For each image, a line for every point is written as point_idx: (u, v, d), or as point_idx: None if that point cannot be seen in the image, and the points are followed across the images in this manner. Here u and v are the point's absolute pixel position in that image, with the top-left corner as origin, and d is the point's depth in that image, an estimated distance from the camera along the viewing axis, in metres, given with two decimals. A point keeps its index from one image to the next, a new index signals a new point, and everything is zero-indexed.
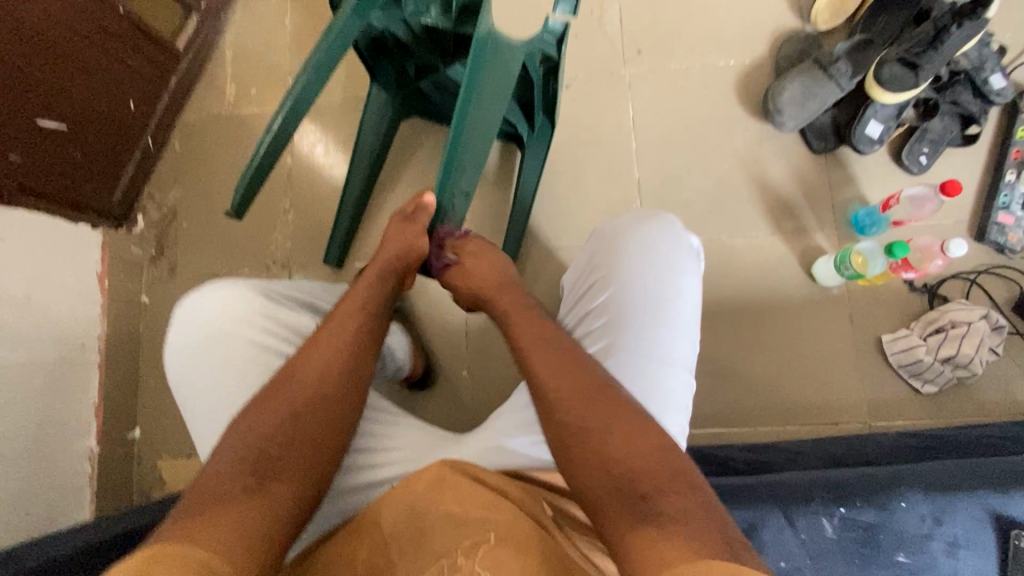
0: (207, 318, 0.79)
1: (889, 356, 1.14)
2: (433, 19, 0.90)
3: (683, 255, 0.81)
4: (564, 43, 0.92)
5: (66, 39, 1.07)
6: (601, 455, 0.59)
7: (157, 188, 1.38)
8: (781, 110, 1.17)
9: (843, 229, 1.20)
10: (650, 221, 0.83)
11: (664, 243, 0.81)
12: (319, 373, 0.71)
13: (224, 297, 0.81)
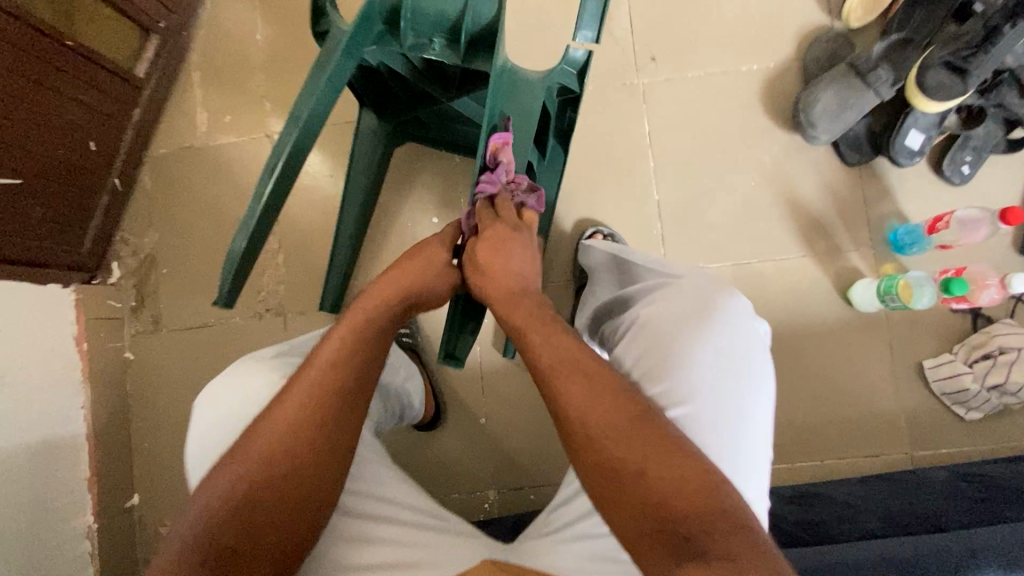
0: (232, 396, 0.70)
1: (931, 382, 1.08)
2: (437, 54, 0.76)
3: (752, 339, 0.72)
4: (587, 74, 0.81)
5: (12, 83, 0.94)
6: (639, 492, 0.58)
7: (132, 231, 1.26)
8: (815, 124, 1.09)
9: (880, 247, 1.12)
10: (713, 304, 0.72)
11: (734, 330, 0.71)
12: (280, 439, 0.62)
13: (248, 370, 0.72)
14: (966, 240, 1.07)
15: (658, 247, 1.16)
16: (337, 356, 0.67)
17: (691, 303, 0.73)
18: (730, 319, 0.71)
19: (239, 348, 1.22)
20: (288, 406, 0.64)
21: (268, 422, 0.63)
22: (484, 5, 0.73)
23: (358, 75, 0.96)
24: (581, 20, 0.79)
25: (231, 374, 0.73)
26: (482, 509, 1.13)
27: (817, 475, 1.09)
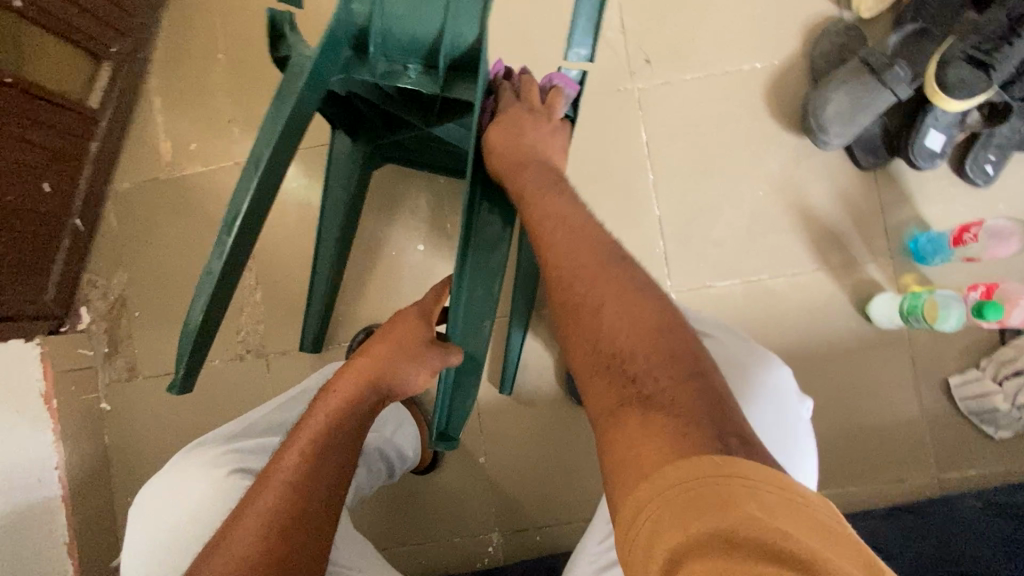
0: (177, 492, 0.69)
1: (958, 401, 1.01)
2: (412, 82, 0.69)
3: (792, 418, 0.70)
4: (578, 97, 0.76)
5: None
6: (609, 346, 0.49)
7: (99, 273, 1.18)
8: (826, 128, 1.00)
9: (899, 258, 1.04)
10: (759, 382, 0.69)
11: (776, 411, 0.68)
12: (265, 520, 0.58)
13: (191, 464, 0.71)
14: (997, 253, 0.99)
15: (661, 267, 1.09)
16: (320, 431, 0.64)
17: (735, 377, 0.69)
18: (771, 398, 0.69)
19: (220, 393, 1.14)
20: (272, 483, 0.60)
21: (250, 505, 0.59)
22: (465, 26, 0.65)
23: (330, 100, 0.87)
24: (573, 36, 0.71)
25: (173, 468, 0.72)
26: (486, 552, 1.08)
27: (838, 503, 1.03)
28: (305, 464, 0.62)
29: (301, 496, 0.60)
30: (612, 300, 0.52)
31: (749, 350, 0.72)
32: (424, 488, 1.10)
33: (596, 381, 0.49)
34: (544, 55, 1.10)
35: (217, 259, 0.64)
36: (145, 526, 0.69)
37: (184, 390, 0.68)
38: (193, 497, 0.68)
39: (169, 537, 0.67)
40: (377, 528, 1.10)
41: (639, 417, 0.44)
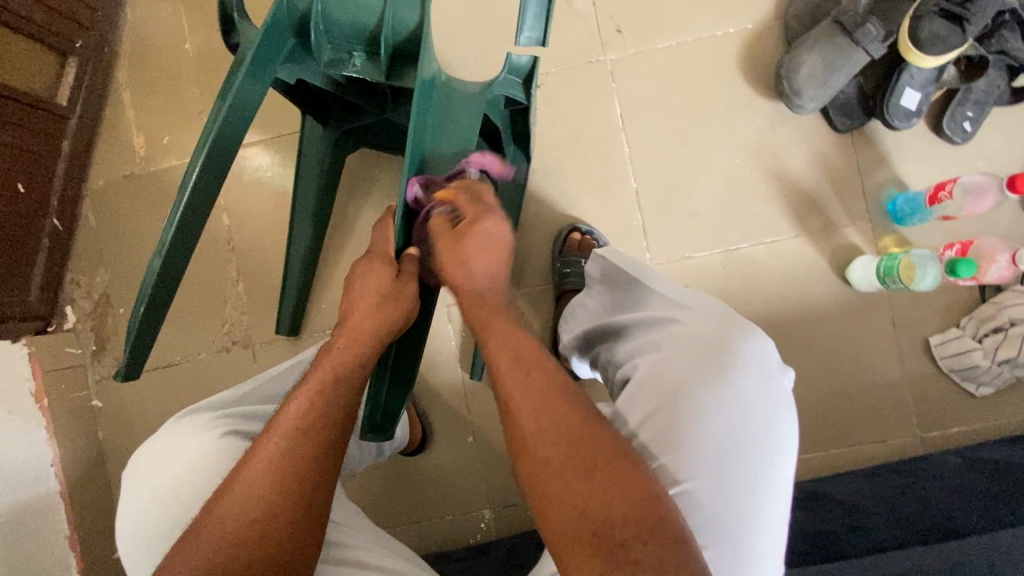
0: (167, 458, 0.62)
1: (939, 360, 1.02)
2: (358, 70, 0.68)
3: (771, 389, 0.62)
4: (533, 80, 0.74)
5: None
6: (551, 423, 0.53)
7: (81, 271, 1.18)
8: (799, 92, 0.99)
9: (878, 220, 1.04)
10: (730, 351, 0.62)
11: (752, 382, 0.61)
12: (249, 511, 0.49)
13: (183, 429, 0.64)
14: (969, 211, 0.99)
15: (641, 239, 1.08)
16: (313, 405, 0.53)
17: (703, 351, 0.63)
18: (746, 371, 0.62)
19: (208, 385, 1.15)
20: (254, 470, 0.51)
21: (229, 493, 0.50)
22: (405, 11, 0.66)
23: (291, 88, 0.87)
24: (523, 20, 0.70)
25: (164, 434, 0.65)
26: (478, 528, 1.10)
27: (822, 465, 1.05)
28: (295, 446, 0.51)
29: (290, 483, 0.51)
30: (549, 377, 0.55)
31: (722, 318, 0.65)
32: (414, 469, 1.12)
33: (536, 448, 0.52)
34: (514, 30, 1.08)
35: (159, 254, 0.63)
36: (132, 496, 0.61)
37: (132, 375, 0.68)
38: (185, 461, 0.61)
39: (159, 505, 0.59)
40: (370, 509, 1.12)
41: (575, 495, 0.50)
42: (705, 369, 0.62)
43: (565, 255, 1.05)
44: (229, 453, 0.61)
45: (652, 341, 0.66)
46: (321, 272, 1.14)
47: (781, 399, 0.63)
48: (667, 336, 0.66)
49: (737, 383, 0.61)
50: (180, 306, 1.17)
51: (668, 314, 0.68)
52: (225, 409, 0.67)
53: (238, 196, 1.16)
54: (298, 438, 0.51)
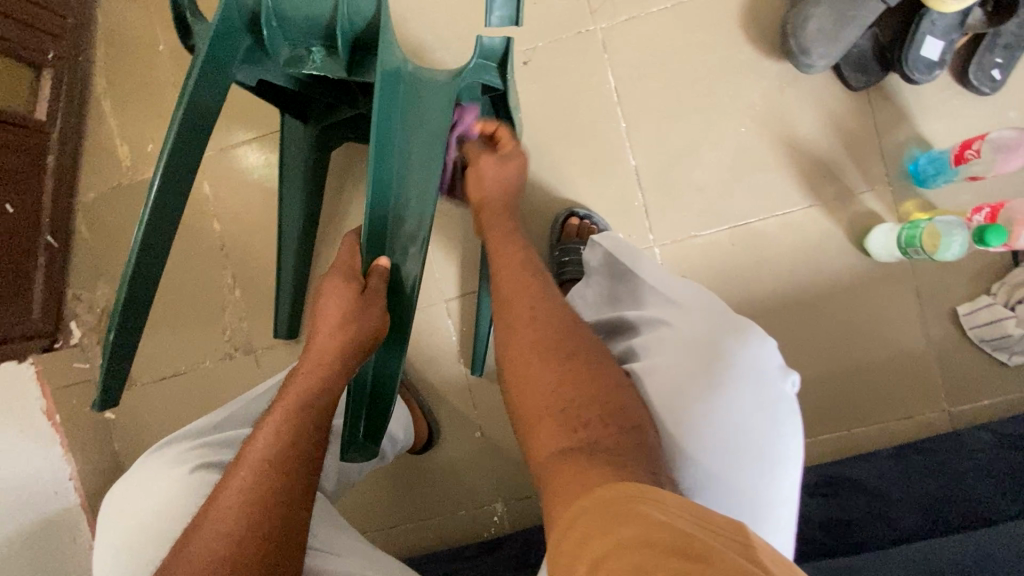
0: (141, 492, 0.61)
1: (968, 330, 0.96)
2: (318, 66, 0.64)
3: (773, 396, 0.57)
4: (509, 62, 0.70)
5: None
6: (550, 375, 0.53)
7: (82, 287, 1.18)
8: (808, 50, 0.90)
9: (898, 183, 0.97)
10: (724, 356, 0.57)
11: (752, 388, 0.56)
12: (226, 534, 0.49)
13: (156, 465, 0.63)
14: (1000, 168, 0.89)
15: (643, 221, 1.03)
16: (284, 430, 0.53)
17: (688, 343, 0.58)
18: (745, 376, 0.56)
19: (215, 393, 1.15)
20: (228, 496, 0.50)
21: (206, 524, 0.50)
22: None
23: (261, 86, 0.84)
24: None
25: (139, 470, 0.64)
26: (492, 521, 1.09)
27: (845, 445, 1.00)
28: (268, 472, 0.51)
29: (266, 505, 0.50)
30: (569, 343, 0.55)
31: (714, 318, 0.61)
32: (423, 466, 1.11)
33: (547, 426, 0.50)
34: None
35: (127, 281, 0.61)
36: (106, 539, 0.60)
37: (109, 406, 0.66)
38: (157, 499, 0.60)
39: (132, 546, 0.58)
40: (381, 507, 1.12)
41: (581, 457, 0.46)
42: (698, 376, 0.56)
43: (563, 241, 1.01)
44: (200, 484, 0.60)
45: (643, 346, 0.61)
46: (316, 273, 1.12)
47: (785, 406, 0.57)
48: (657, 341, 0.60)
49: (734, 390, 0.56)
50: (182, 315, 1.16)
51: (658, 314, 0.63)
52: (197, 438, 0.66)
53: (227, 201, 1.13)
54: (270, 466, 0.51)
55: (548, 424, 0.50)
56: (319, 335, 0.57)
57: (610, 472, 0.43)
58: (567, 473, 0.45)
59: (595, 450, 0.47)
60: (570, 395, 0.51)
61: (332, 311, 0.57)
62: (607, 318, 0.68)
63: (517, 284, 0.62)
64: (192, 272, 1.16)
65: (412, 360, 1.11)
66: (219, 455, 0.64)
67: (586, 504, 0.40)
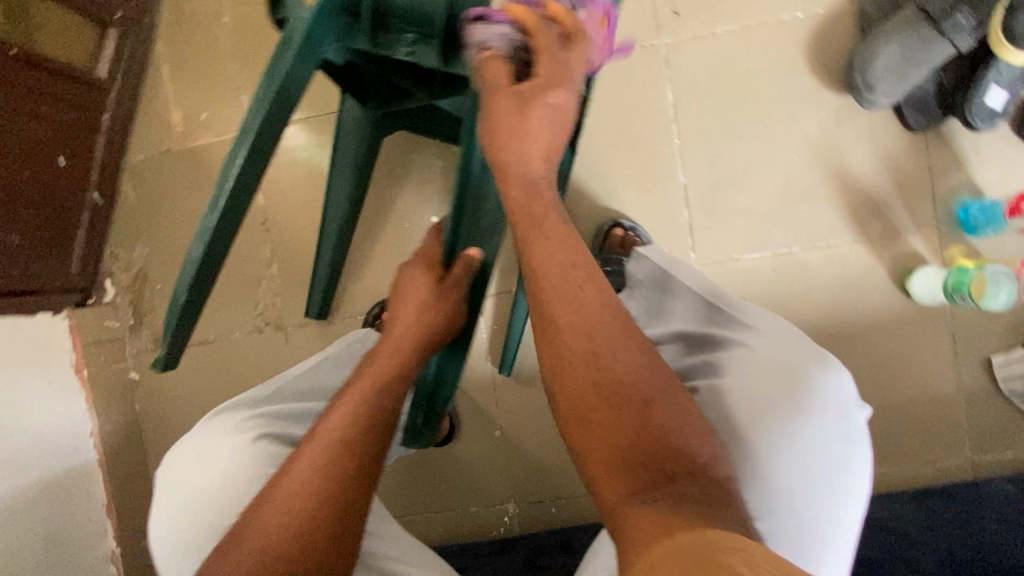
0: (200, 458, 0.62)
1: (1000, 381, 0.96)
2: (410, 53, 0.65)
3: (848, 429, 0.59)
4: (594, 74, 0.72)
5: None
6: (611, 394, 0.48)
7: (120, 246, 1.19)
8: (873, 85, 0.91)
9: (946, 228, 0.97)
10: (806, 385, 0.58)
11: (830, 421, 0.58)
12: (289, 513, 0.48)
13: (213, 432, 0.64)
14: None
15: (686, 238, 1.03)
16: (349, 410, 0.54)
17: (768, 367, 0.60)
18: (825, 409, 0.58)
19: (241, 364, 1.16)
20: (288, 475, 0.50)
21: (264, 505, 0.49)
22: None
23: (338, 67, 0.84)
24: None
25: (195, 435, 0.65)
26: (502, 521, 1.09)
27: None
28: (332, 453, 0.52)
29: (331, 485, 0.50)
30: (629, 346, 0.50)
31: (795, 344, 0.61)
32: (440, 459, 1.11)
33: (616, 431, 0.48)
34: None
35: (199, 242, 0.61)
36: (166, 501, 0.62)
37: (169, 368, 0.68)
38: (217, 466, 0.61)
39: (193, 512, 0.60)
40: (396, 495, 1.12)
41: (653, 487, 0.43)
42: (777, 399, 0.58)
43: (605, 250, 1.02)
44: (259, 455, 0.61)
45: (724, 364, 0.61)
46: (354, 256, 1.12)
47: (856, 442, 0.59)
48: (739, 362, 0.61)
49: (814, 421, 0.58)
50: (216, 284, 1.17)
51: (740, 335, 0.63)
52: (252, 408, 0.67)
53: (274, 176, 1.14)
54: (333, 448, 0.52)
55: (618, 436, 0.47)
56: (399, 320, 0.62)
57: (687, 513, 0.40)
58: (640, 501, 0.42)
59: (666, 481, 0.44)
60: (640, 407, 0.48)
61: (416, 302, 0.62)
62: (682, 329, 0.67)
63: (572, 272, 0.53)
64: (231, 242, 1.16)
65: None
66: (277, 427, 0.65)
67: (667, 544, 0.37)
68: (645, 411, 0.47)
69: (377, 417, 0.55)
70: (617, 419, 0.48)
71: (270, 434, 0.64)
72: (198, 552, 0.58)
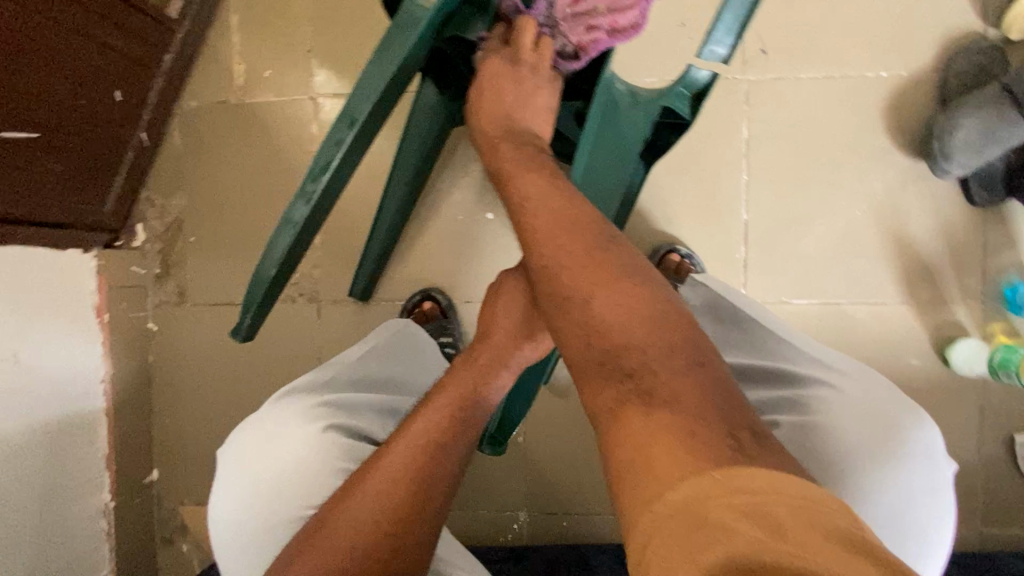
0: (269, 442, 0.64)
1: (1020, 459, 0.98)
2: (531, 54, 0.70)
3: (935, 481, 0.60)
4: (705, 96, 0.72)
5: (39, 26, 0.80)
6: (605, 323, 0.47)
7: (158, 191, 1.15)
8: (949, 156, 0.93)
9: (991, 304, 0.99)
10: (900, 434, 0.60)
11: (919, 472, 0.59)
12: (374, 509, 0.52)
13: (284, 416, 0.65)
14: None
15: (738, 275, 1.04)
16: (435, 416, 0.56)
17: (865, 413, 0.61)
18: (915, 459, 0.59)
19: (266, 331, 1.13)
20: (376, 473, 0.53)
21: (351, 498, 0.52)
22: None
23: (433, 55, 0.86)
24: (713, 33, 0.70)
25: (260, 421, 0.66)
26: (510, 528, 1.08)
27: None
28: (419, 456, 0.54)
29: (417, 486, 0.53)
30: (600, 288, 0.48)
31: (884, 393, 0.63)
32: None
33: (597, 382, 0.45)
34: (654, 31, 1.03)
35: (303, 202, 0.64)
36: (240, 490, 0.62)
37: (247, 338, 0.71)
38: (289, 454, 0.62)
39: (271, 501, 0.61)
40: None
41: (643, 424, 0.40)
42: (874, 445, 0.59)
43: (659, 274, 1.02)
44: (329, 447, 0.63)
45: (815, 404, 0.62)
46: (401, 240, 1.10)
47: (941, 494, 0.61)
48: (831, 404, 0.62)
49: (906, 468, 0.59)
50: (251, 245, 1.13)
51: (830, 377, 0.64)
52: (316, 395, 0.67)
53: None
54: (421, 450, 0.54)
55: (602, 385, 0.45)
56: (494, 337, 0.61)
57: (681, 453, 0.37)
58: (631, 454, 0.40)
59: (655, 410, 0.41)
60: (615, 349, 0.45)
61: (508, 320, 0.61)
62: (769, 363, 0.67)
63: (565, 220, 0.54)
64: (274, 206, 1.13)
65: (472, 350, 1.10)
66: (345, 416, 0.66)
67: (665, 508, 0.36)
68: (621, 350, 0.45)
69: (465, 426, 0.57)
70: (601, 361, 0.45)
71: (339, 425, 0.65)
72: (276, 541, 0.59)
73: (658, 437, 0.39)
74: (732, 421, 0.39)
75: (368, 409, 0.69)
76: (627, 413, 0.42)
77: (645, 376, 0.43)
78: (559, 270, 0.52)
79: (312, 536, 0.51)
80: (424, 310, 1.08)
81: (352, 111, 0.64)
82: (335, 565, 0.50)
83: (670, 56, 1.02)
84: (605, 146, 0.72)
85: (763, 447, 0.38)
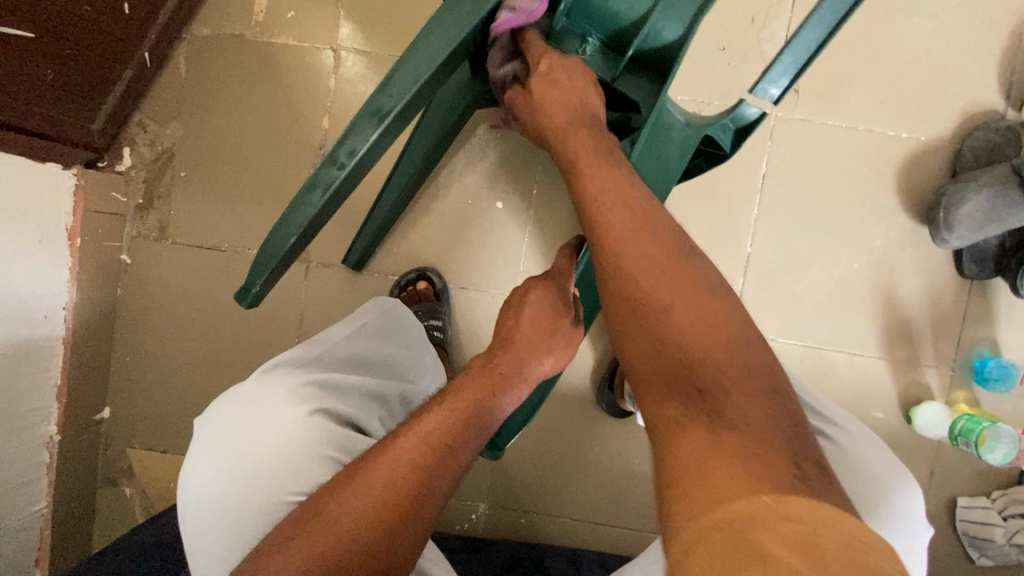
0: (254, 421, 0.61)
1: (958, 521, 1.03)
2: (587, 58, 0.69)
3: (915, 544, 0.63)
4: (749, 135, 0.73)
5: None
6: (664, 337, 0.48)
7: (152, 117, 1.08)
8: (952, 228, 0.95)
9: (959, 373, 1.03)
10: (891, 492, 0.63)
11: (901, 536, 0.62)
12: (378, 501, 0.52)
13: (269, 395, 0.63)
14: None
15: None
16: (448, 417, 0.58)
17: (862, 468, 0.64)
18: (901, 516, 0.62)
19: None
20: (383, 464, 0.54)
21: (357, 484, 0.53)
22: (668, 26, 0.65)
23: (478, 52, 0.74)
24: (770, 72, 0.69)
25: (244, 397, 0.63)
26: (467, 519, 1.08)
27: None
28: (429, 453, 0.55)
29: (423, 484, 0.54)
30: (679, 301, 0.49)
31: (880, 454, 0.66)
32: None
33: (661, 394, 0.46)
34: (695, 51, 1.01)
35: (335, 166, 0.62)
36: (218, 468, 0.59)
37: (246, 304, 0.71)
38: (274, 436, 0.60)
39: (251, 487, 0.58)
40: None
41: (707, 440, 0.41)
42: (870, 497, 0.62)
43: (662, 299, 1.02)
44: (318, 432, 0.61)
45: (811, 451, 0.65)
46: (404, 214, 1.07)
47: (918, 558, 0.63)
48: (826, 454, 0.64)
49: (897, 527, 0.62)
50: (246, 192, 1.08)
51: (827, 427, 0.67)
52: (303, 373, 0.65)
53: (345, 102, 1.06)
54: (432, 445, 0.55)
55: (668, 399, 0.45)
56: (517, 349, 0.64)
57: (737, 477, 0.37)
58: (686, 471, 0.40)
59: (720, 431, 0.41)
60: (687, 365, 0.45)
61: (534, 333, 0.65)
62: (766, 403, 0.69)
63: (633, 223, 0.55)
64: (275, 155, 1.08)
65: (459, 335, 1.08)
66: (333, 400, 0.64)
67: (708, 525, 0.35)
68: (696, 368, 0.45)
69: (476, 433, 0.58)
70: (670, 373, 0.46)
71: (329, 409, 0.63)
72: (252, 526, 0.57)
73: (713, 456, 0.39)
74: (798, 456, 0.39)
75: (357, 394, 0.68)
76: (688, 428, 0.42)
77: (718, 397, 0.43)
78: (624, 271, 0.52)
79: (313, 507, 0.52)
80: (417, 290, 1.05)
81: (396, 84, 0.61)
82: (328, 546, 0.50)
83: (706, 77, 1.02)
84: (645, 168, 0.71)
85: (771, 448, 0.39)
